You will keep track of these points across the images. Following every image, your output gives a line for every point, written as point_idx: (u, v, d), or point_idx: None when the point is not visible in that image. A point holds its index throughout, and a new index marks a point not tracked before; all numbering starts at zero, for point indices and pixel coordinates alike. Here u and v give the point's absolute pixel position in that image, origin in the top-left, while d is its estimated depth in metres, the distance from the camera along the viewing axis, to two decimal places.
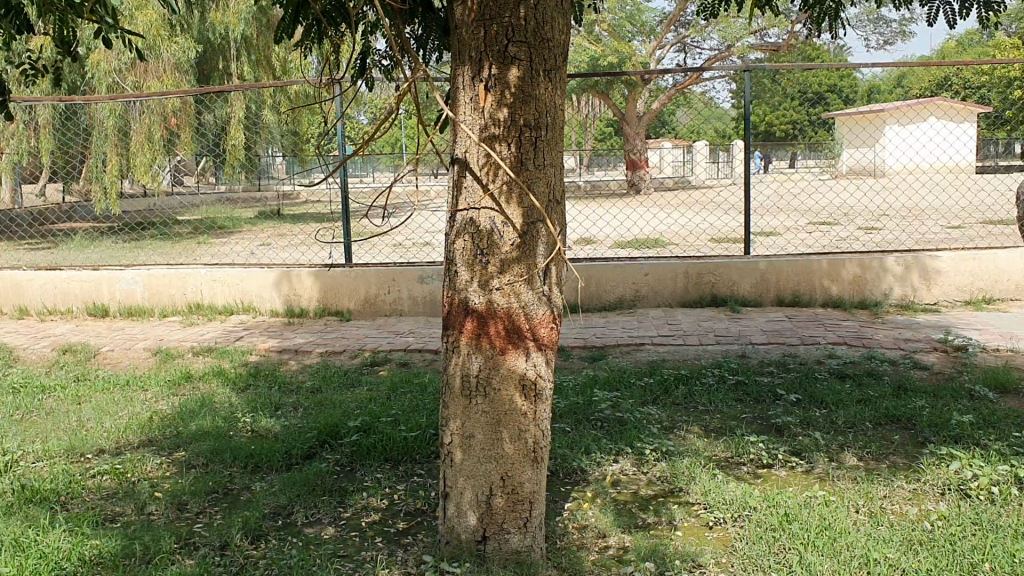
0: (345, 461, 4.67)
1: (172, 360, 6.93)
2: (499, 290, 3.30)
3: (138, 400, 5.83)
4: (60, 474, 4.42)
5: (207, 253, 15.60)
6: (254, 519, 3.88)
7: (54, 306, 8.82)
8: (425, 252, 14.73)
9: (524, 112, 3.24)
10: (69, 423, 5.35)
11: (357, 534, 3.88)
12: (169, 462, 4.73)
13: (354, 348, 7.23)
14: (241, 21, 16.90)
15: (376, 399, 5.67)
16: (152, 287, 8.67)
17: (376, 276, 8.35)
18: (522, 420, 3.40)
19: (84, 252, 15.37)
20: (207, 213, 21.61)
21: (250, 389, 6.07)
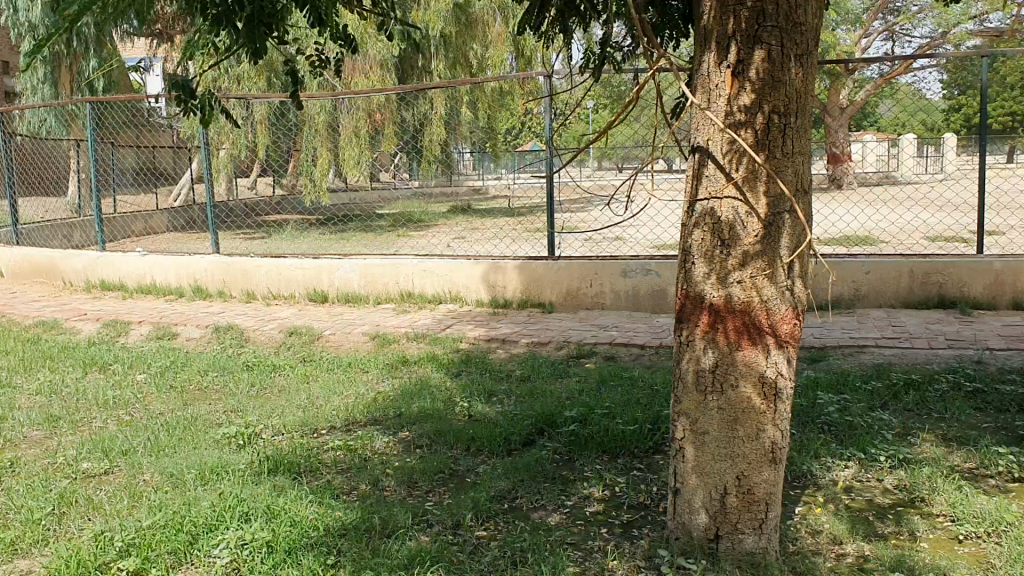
0: (562, 450, 4.70)
1: (389, 344, 7.23)
2: (740, 283, 3.20)
3: (361, 382, 6.10)
4: (299, 448, 4.64)
5: (406, 245, 16.13)
6: (484, 501, 3.96)
7: (278, 292, 9.35)
8: (617, 249, 14.65)
9: (773, 98, 3.13)
10: (300, 400, 5.64)
11: (583, 523, 3.89)
12: (396, 441, 4.91)
13: (560, 340, 7.28)
14: (439, 19, 17.41)
15: (588, 392, 5.67)
16: (367, 276, 9.07)
17: (580, 269, 8.37)
18: (759, 419, 3.29)
19: (296, 243, 16.31)
20: (406, 206, 22.45)
21: (463, 375, 6.23)
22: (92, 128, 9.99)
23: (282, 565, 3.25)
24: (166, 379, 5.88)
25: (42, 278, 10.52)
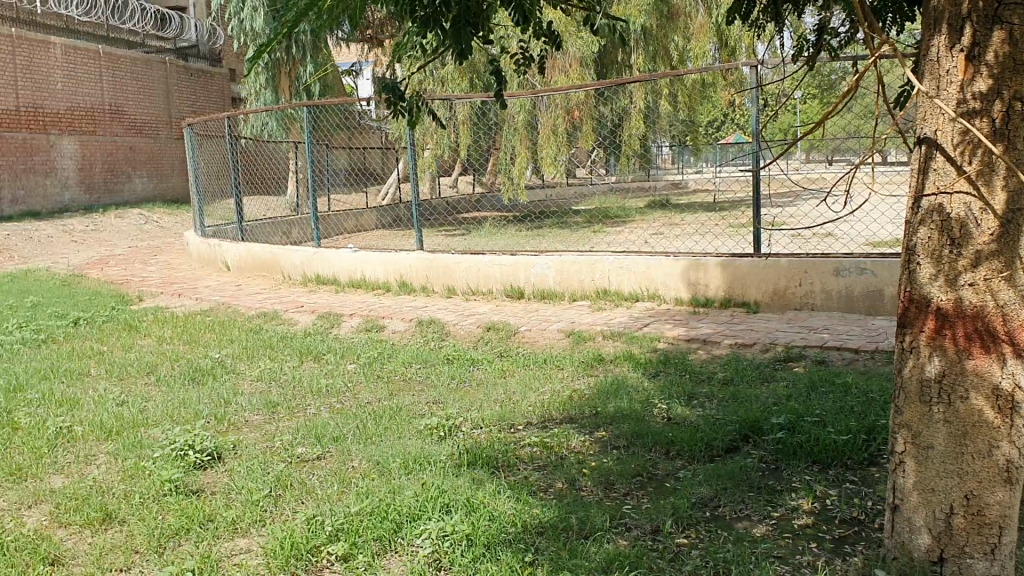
0: (767, 458, 4.51)
1: (586, 342, 7.21)
2: (971, 285, 2.92)
3: (558, 379, 6.10)
4: (498, 442, 4.67)
5: (603, 242, 16.08)
6: (684, 507, 3.85)
7: (477, 287, 9.53)
8: (824, 246, 13.98)
9: (1015, 83, 2.82)
10: (499, 395, 5.70)
11: (790, 536, 3.70)
12: (593, 440, 4.86)
13: (765, 342, 6.99)
14: (642, 13, 17.14)
15: (795, 397, 5.41)
16: (565, 272, 9.09)
17: (787, 268, 8.02)
18: (993, 433, 2.99)
19: (494, 239, 16.65)
20: (603, 202, 22.40)
21: (662, 375, 6.11)
22: (308, 131, 10.54)
23: (483, 559, 3.20)
24: (374, 370, 6.10)
25: (264, 271, 11.25)
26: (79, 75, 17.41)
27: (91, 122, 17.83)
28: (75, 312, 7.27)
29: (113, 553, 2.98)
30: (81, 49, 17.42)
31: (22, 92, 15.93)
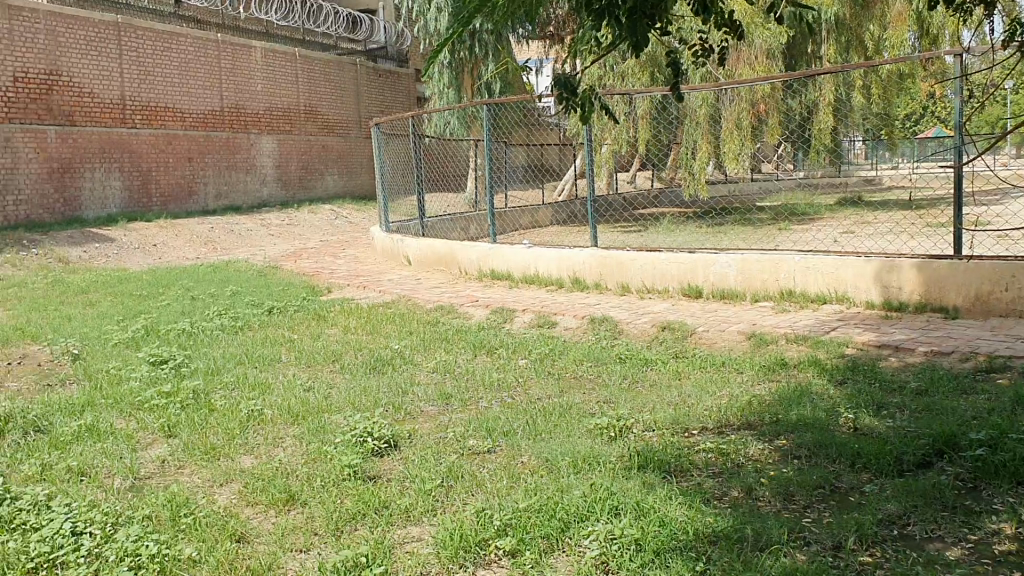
0: (965, 477, 4.17)
1: (766, 345, 6.94)
2: None
3: (735, 382, 5.89)
4: (670, 445, 4.52)
5: (787, 240, 15.47)
6: (869, 524, 3.62)
7: (651, 285, 9.36)
8: None
9: None
10: (673, 396, 5.53)
11: (990, 563, 3.40)
12: (772, 449, 4.65)
13: (966, 350, 6.49)
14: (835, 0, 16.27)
15: (999, 412, 4.98)
16: (745, 271, 8.81)
17: (992, 271, 7.43)
18: None
19: (672, 236, 16.36)
20: (788, 199, 21.57)
21: (848, 383, 5.78)
22: (490, 128, 10.66)
23: (651, 566, 3.10)
24: (546, 366, 6.10)
25: (443, 267, 11.52)
26: (278, 78, 18.42)
27: (288, 123, 18.86)
28: (269, 301, 7.69)
29: (292, 533, 3.07)
30: (281, 53, 18.43)
31: (227, 94, 17.01)
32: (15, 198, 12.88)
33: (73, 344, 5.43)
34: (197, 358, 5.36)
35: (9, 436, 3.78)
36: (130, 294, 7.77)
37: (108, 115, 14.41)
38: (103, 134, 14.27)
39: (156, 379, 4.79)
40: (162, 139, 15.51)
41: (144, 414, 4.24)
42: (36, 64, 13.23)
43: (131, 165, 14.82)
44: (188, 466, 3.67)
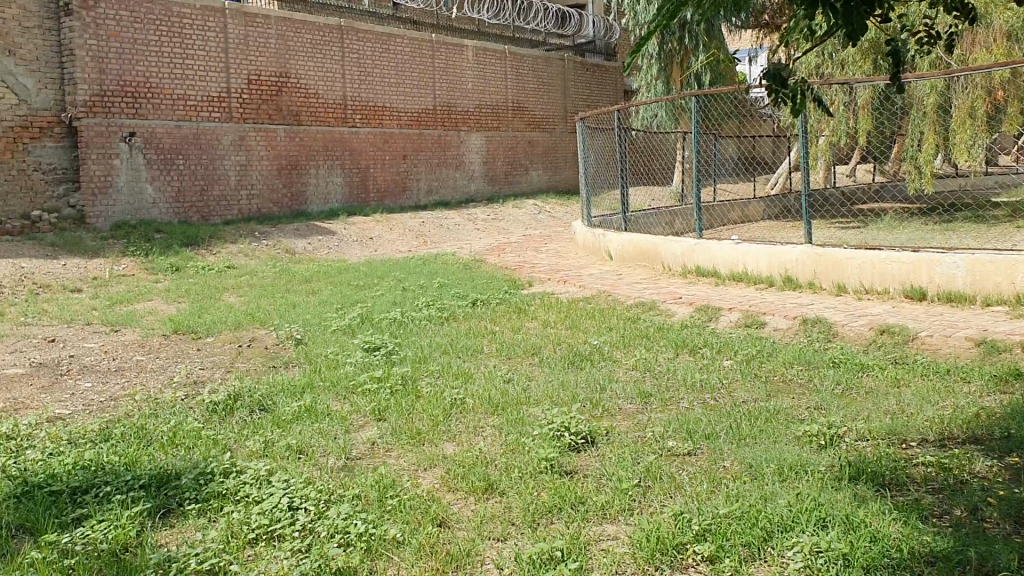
0: None
1: (1000, 354, 6.27)
2: None
3: (964, 394, 5.34)
4: (886, 457, 4.07)
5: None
6: None
7: (871, 286, 8.27)
8: None
9: None
10: (890, 405, 5.05)
11: None
12: (1003, 467, 4.13)
13: None
14: None
15: None
16: (979, 271, 7.61)
17: None
18: None
19: (894, 234, 15.21)
20: None
21: None
22: (698, 119, 10.32)
23: None
24: (752, 367, 5.83)
25: (645, 263, 10.97)
26: (488, 75, 18.80)
27: (498, 120, 19.28)
28: (473, 294, 7.87)
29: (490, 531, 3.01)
30: (490, 52, 18.78)
31: (440, 93, 17.42)
32: (249, 193, 13.33)
33: (295, 330, 5.75)
34: (404, 347, 5.57)
35: (237, 413, 4.02)
36: (348, 284, 8.19)
37: (332, 114, 14.86)
38: (327, 134, 14.75)
39: (368, 365, 5.02)
40: (380, 138, 15.96)
41: (356, 398, 4.45)
42: (270, 66, 13.67)
43: (351, 163, 15.30)
44: (395, 450, 3.82)
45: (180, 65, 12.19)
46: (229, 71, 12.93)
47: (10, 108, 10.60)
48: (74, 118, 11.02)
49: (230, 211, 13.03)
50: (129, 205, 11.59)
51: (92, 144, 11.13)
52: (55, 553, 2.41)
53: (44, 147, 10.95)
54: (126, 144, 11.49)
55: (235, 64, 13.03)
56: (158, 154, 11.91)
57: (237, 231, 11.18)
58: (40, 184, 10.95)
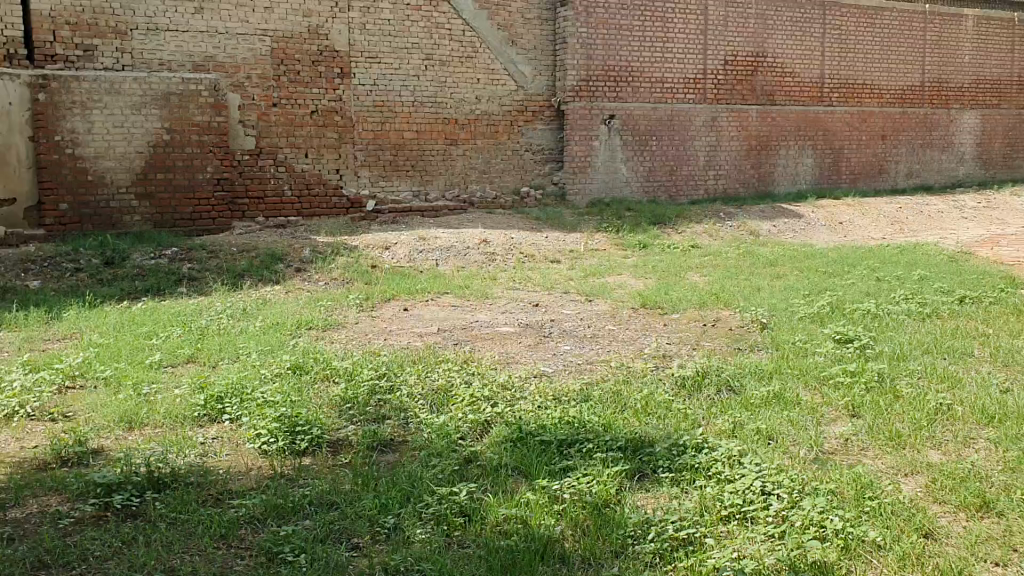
0: None
1: None
2: None
3: None
4: None
5: None
6: None
7: None
8: None
9: None
10: None
11: None
12: None
13: None
14: None
15: None
16: None
17: None
18: None
19: None
20: None
21: None
22: None
23: None
24: None
25: None
26: None
27: None
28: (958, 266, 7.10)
29: (995, 539, 2.36)
30: None
31: (931, 61, 11.92)
32: (721, 177, 10.33)
33: (760, 294, 5.55)
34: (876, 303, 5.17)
35: None
36: (806, 248, 7.95)
37: (817, 91, 10.93)
38: (806, 114, 10.87)
39: None
40: (857, 116, 11.34)
41: None
42: (757, 38, 10.37)
43: (827, 147, 11.12)
44: None
45: (662, 43, 9.70)
46: (708, 53, 10.02)
47: (511, 94, 9.15)
48: (560, 100, 9.31)
49: (694, 194, 10.18)
50: (604, 183, 9.60)
51: (576, 126, 9.33)
52: (546, 497, 2.55)
53: (535, 129, 9.35)
54: (606, 126, 9.51)
55: (715, 37, 10.05)
56: (634, 134, 9.68)
57: (699, 213, 9.25)
58: (529, 165, 9.36)
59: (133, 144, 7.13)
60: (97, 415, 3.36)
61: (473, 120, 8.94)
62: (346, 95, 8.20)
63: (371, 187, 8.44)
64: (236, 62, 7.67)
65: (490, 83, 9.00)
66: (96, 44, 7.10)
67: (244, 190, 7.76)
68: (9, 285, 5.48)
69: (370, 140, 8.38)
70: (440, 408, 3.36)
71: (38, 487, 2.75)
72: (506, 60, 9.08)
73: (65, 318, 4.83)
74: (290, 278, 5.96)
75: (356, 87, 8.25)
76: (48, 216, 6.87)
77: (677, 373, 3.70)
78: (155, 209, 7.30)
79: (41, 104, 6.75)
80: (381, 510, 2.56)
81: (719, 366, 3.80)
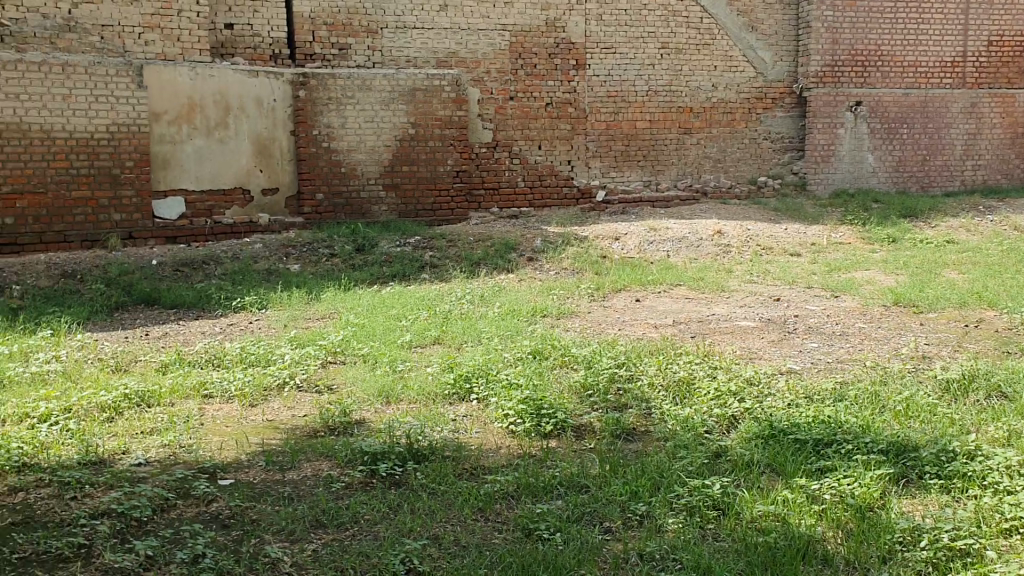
0: None
1: None
2: None
3: None
4: None
5: None
6: None
7: None
8: None
9: None
10: None
11: None
12: None
13: None
14: None
15: None
16: None
17: None
18: None
19: None
20: None
21: None
22: None
23: None
24: None
25: None
26: None
27: None
28: None
29: None
30: None
31: None
32: (982, 168, 9.46)
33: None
34: None
35: None
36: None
37: None
38: None
39: None
40: None
41: None
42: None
43: None
44: None
45: (915, 24, 9.02)
46: (969, 33, 9.15)
47: (749, 81, 8.92)
48: (803, 86, 8.97)
49: (948, 186, 9.39)
50: (851, 173, 9.14)
51: (819, 113, 8.98)
52: (804, 497, 2.48)
53: (775, 116, 9.08)
54: (853, 113, 9.06)
55: (980, 13, 9.16)
56: (883, 122, 9.12)
57: (956, 205, 8.63)
58: (767, 154, 9.08)
59: (382, 138, 7.53)
60: (357, 389, 3.62)
61: (709, 109, 8.77)
62: (580, 86, 8.29)
63: (602, 178, 8.49)
64: (476, 58, 7.93)
65: (728, 70, 8.80)
66: (350, 43, 7.55)
67: (481, 181, 8.04)
68: (273, 269, 5.98)
69: (603, 131, 8.42)
70: (684, 400, 3.34)
71: (310, 452, 3.00)
72: (744, 46, 8.85)
73: (322, 299, 5.20)
74: (524, 267, 6.10)
75: (591, 78, 8.32)
76: (306, 206, 7.35)
77: (940, 376, 3.48)
78: (399, 200, 7.65)
79: (302, 100, 7.25)
80: (632, 497, 2.58)
81: (988, 371, 3.53)
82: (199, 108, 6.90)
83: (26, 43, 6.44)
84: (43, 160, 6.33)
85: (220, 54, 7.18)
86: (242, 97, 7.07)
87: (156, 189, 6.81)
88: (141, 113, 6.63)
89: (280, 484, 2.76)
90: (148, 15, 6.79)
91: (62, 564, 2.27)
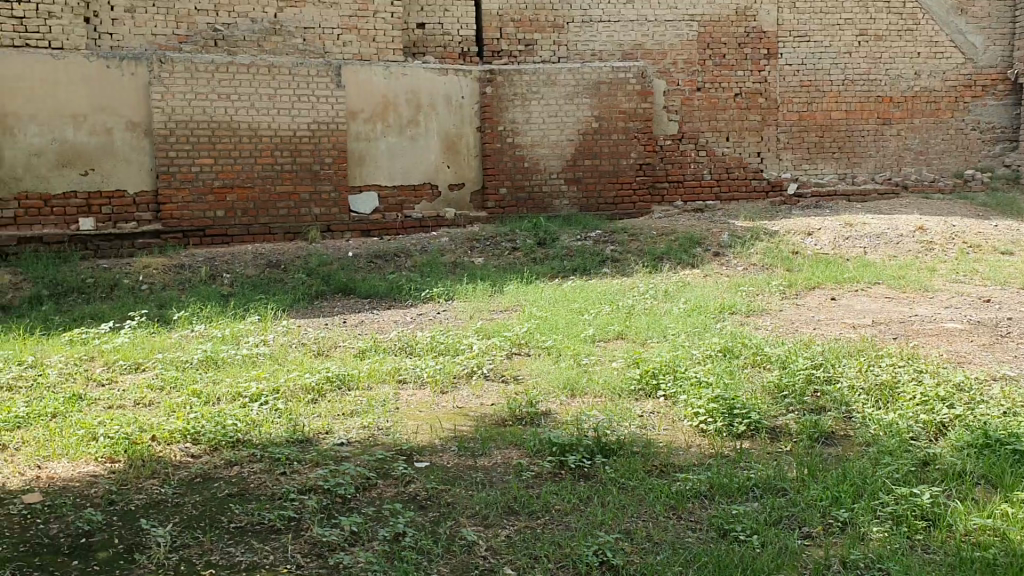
0: None
1: None
2: None
3: None
4: None
5: None
6: None
7: None
8: None
9: None
10: None
11: None
12: None
13: None
14: None
15: None
16: None
17: None
18: None
19: None
20: None
21: None
22: None
23: None
24: None
25: None
26: None
27: None
28: None
29: None
30: None
31: None
32: None
33: None
34: None
35: None
36: None
37: None
38: None
39: None
40: None
41: None
42: None
43: None
44: None
45: None
46: None
47: (957, 68, 8.40)
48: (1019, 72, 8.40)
49: None
50: None
51: None
52: None
53: (985, 105, 8.51)
54: None
55: None
56: None
57: None
58: (975, 145, 8.54)
59: (565, 133, 7.56)
60: (543, 380, 3.67)
61: (911, 98, 8.31)
62: (771, 76, 8.06)
63: (793, 170, 8.21)
64: (663, 49, 7.86)
65: (933, 57, 8.32)
66: (537, 38, 7.68)
67: (665, 174, 7.95)
68: (459, 262, 6.15)
69: (795, 122, 8.14)
70: (887, 405, 3.17)
71: (500, 440, 3.05)
72: (952, 30, 8.34)
73: (506, 292, 5.29)
74: (709, 262, 5.99)
75: (784, 68, 8.07)
76: (490, 200, 7.52)
77: None
78: (582, 193, 7.65)
79: (488, 96, 7.44)
80: (833, 503, 2.48)
81: None
82: (393, 106, 7.16)
83: (237, 46, 6.86)
84: (251, 157, 6.75)
85: (412, 52, 7.45)
86: (433, 94, 7.29)
87: (353, 184, 7.11)
88: (340, 111, 6.95)
89: (472, 470, 2.83)
90: (346, 17, 7.10)
91: (274, 535, 2.41)
